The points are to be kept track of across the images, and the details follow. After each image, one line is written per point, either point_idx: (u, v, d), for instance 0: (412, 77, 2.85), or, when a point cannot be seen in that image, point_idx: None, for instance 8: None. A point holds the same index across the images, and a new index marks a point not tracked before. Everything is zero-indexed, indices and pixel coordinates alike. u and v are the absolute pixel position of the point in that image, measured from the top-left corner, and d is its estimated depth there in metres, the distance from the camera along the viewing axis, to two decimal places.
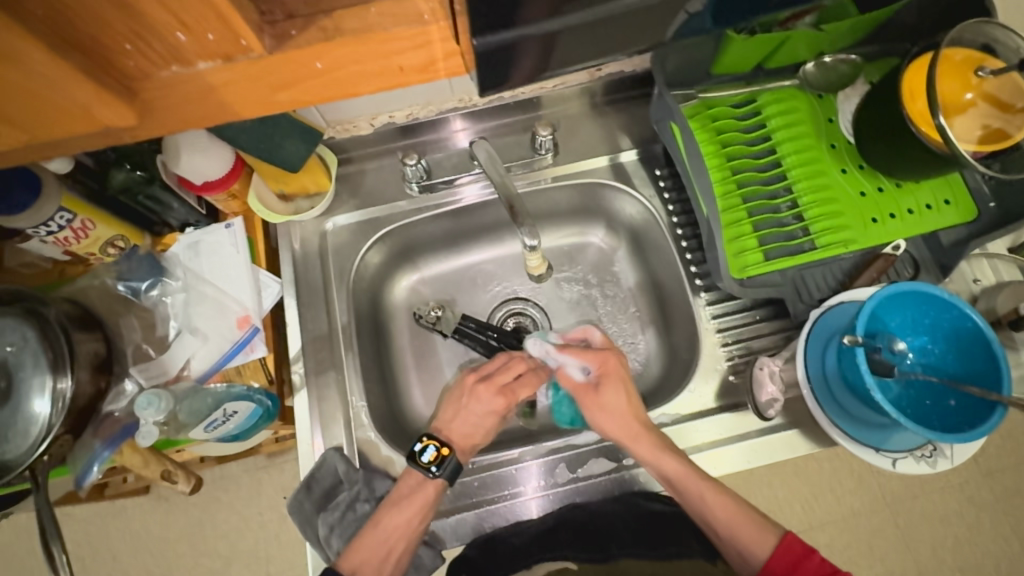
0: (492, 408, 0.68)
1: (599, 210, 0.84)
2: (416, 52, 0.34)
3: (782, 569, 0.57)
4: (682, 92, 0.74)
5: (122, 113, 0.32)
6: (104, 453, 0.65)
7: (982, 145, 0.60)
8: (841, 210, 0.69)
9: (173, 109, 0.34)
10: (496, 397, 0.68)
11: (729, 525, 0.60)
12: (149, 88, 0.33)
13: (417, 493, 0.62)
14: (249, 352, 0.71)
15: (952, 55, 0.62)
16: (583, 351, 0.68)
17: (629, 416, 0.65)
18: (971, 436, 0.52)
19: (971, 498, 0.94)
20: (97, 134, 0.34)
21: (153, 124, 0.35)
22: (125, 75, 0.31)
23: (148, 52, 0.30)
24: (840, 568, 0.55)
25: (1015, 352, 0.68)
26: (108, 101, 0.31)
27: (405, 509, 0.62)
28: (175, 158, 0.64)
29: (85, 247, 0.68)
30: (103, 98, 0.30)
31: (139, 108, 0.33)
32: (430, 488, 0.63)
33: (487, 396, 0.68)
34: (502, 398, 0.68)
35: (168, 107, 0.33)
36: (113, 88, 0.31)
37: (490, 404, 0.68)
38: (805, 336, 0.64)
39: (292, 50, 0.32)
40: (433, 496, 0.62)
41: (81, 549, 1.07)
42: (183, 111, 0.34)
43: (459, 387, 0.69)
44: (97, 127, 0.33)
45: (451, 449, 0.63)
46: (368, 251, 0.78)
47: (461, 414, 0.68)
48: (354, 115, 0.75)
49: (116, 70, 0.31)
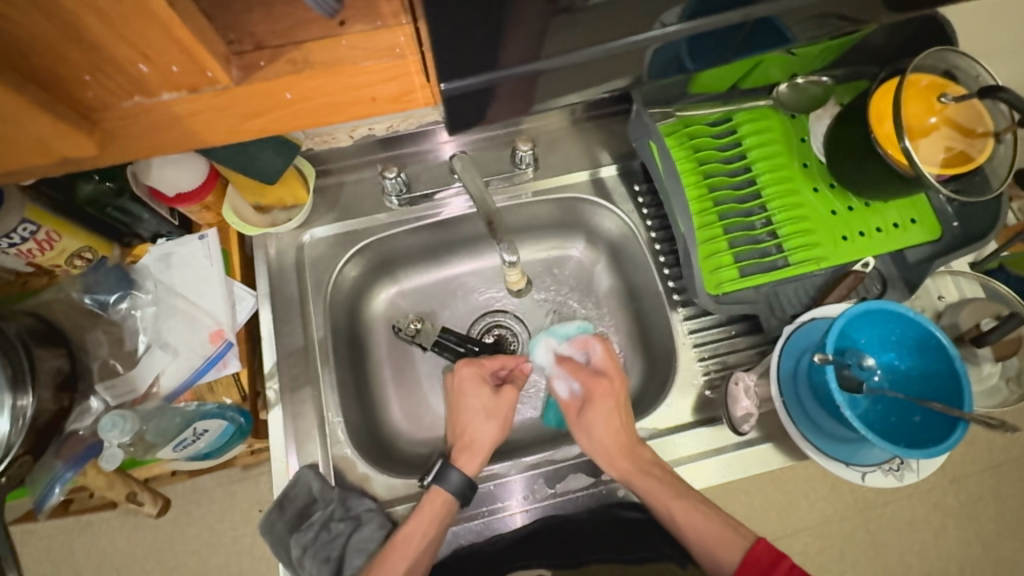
0: (497, 401, 0.68)
1: (579, 224, 0.84)
2: (388, 84, 0.34)
3: None
4: (659, 111, 0.75)
5: (82, 143, 0.32)
6: (67, 474, 0.63)
7: (945, 168, 0.63)
8: (813, 228, 0.70)
9: (136, 138, 0.33)
10: (502, 396, 0.69)
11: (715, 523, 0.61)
12: (112, 118, 0.32)
13: (425, 507, 0.62)
14: (222, 368, 0.69)
15: (917, 81, 0.64)
16: (575, 370, 0.71)
17: (622, 431, 0.66)
18: (935, 451, 0.54)
19: (937, 504, 0.97)
20: (57, 161, 0.33)
21: (117, 152, 0.34)
22: (84, 105, 0.31)
23: (109, 83, 0.30)
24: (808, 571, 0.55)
25: (976, 367, 0.71)
26: (65, 134, 0.30)
27: (417, 520, 0.62)
28: (145, 170, 0.63)
29: (50, 258, 0.66)
30: (61, 131, 0.30)
31: (100, 137, 0.33)
32: (440, 501, 0.63)
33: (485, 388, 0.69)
34: (507, 396, 0.69)
35: (130, 136, 0.33)
36: (71, 118, 0.31)
37: (485, 397, 0.68)
38: (778, 349, 0.65)
39: (261, 81, 0.32)
40: (440, 509, 0.63)
41: (43, 567, 1.03)
42: (143, 141, 0.34)
43: (455, 379, 0.70)
44: (54, 157, 0.32)
45: (446, 461, 0.64)
46: (346, 264, 0.78)
47: (465, 416, 0.68)
48: (333, 128, 0.75)
49: (76, 101, 0.30)
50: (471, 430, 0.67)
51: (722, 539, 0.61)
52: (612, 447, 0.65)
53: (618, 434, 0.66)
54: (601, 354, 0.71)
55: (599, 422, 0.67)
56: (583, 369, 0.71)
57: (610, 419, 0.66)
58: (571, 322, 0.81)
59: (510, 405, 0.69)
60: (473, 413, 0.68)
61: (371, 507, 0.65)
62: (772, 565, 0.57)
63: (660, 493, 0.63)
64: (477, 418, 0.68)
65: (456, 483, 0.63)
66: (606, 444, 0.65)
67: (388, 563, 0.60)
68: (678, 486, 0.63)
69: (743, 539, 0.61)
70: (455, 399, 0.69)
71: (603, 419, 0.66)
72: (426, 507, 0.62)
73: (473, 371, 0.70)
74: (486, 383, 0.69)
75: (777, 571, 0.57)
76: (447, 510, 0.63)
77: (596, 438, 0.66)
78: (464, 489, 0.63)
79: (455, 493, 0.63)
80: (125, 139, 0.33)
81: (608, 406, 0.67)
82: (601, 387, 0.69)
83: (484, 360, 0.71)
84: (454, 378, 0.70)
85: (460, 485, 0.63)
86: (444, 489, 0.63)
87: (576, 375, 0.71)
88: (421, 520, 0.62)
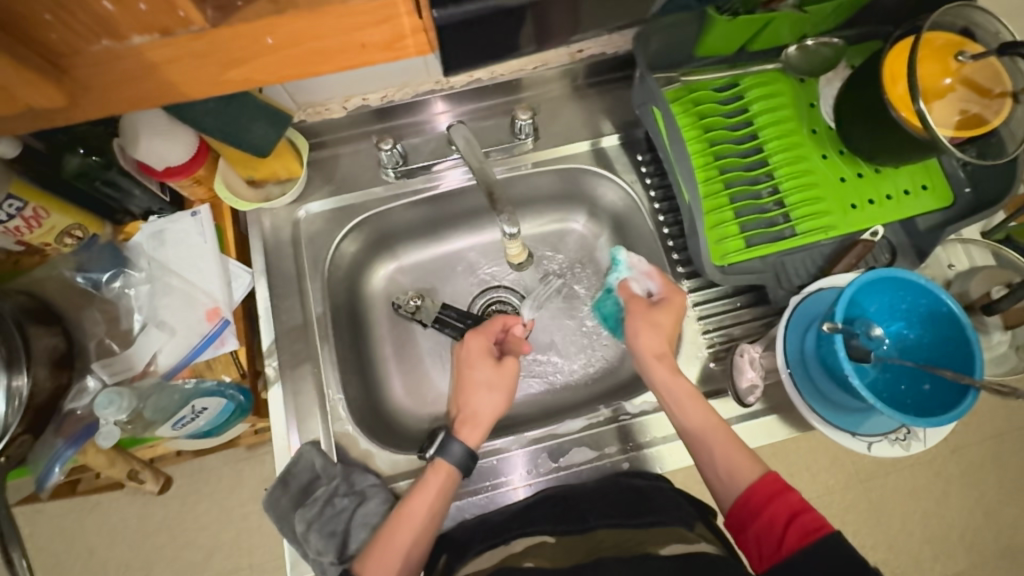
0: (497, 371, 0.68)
1: (581, 196, 0.82)
2: (377, 28, 0.33)
3: (755, 500, 0.55)
4: (664, 76, 0.72)
5: (50, 94, 0.31)
6: (68, 452, 0.62)
7: (960, 131, 0.60)
8: (822, 195, 0.69)
9: (109, 87, 0.33)
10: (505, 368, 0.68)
11: (728, 484, 0.59)
12: (80, 66, 0.31)
13: (430, 479, 0.62)
14: (220, 346, 0.68)
15: (933, 40, 0.61)
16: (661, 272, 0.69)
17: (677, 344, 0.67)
18: (944, 419, 0.53)
19: (939, 474, 0.97)
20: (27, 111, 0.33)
21: (88, 105, 0.34)
22: (52, 51, 0.30)
23: (73, 22, 0.29)
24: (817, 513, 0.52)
25: (986, 335, 0.70)
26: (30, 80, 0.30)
27: (420, 496, 0.61)
28: (133, 141, 0.60)
29: (40, 237, 0.64)
30: (25, 76, 0.30)
31: (69, 88, 0.32)
32: (443, 475, 0.62)
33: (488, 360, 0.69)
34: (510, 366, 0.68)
35: (102, 85, 0.33)
36: (37, 64, 0.30)
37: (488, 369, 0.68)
38: (784, 322, 0.64)
39: (242, 23, 0.31)
40: (445, 481, 0.62)
41: (55, 546, 1.04)
42: (117, 91, 0.33)
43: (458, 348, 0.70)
44: (21, 106, 0.32)
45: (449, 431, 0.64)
46: (343, 239, 0.76)
47: (466, 390, 0.67)
48: (326, 97, 0.72)
49: (41, 46, 0.30)
50: (472, 403, 0.67)
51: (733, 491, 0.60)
52: (654, 349, 0.65)
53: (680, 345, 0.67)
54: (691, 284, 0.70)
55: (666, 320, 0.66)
56: (673, 283, 0.70)
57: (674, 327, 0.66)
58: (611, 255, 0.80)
59: (513, 375, 0.68)
60: (477, 386, 0.67)
61: (374, 483, 0.65)
62: (778, 494, 0.55)
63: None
64: (477, 393, 0.67)
65: (457, 453, 0.63)
66: (648, 345, 0.65)
67: (390, 536, 0.59)
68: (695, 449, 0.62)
69: (758, 468, 0.58)
70: (462, 371, 0.68)
71: (673, 323, 0.66)
72: (426, 480, 0.61)
73: (482, 342, 0.70)
74: (490, 355, 0.69)
75: (783, 498, 0.54)
76: (450, 483, 0.62)
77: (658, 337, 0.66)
78: (465, 460, 0.63)
79: (457, 463, 0.63)
80: (96, 90, 0.33)
81: (678, 314, 0.67)
82: (675, 301, 0.67)
83: (487, 327, 0.71)
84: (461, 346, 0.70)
85: (462, 456, 0.63)
86: (446, 462, 0.62)
87: (664, 278, 0.69)
88: (424, 495, 0.61)
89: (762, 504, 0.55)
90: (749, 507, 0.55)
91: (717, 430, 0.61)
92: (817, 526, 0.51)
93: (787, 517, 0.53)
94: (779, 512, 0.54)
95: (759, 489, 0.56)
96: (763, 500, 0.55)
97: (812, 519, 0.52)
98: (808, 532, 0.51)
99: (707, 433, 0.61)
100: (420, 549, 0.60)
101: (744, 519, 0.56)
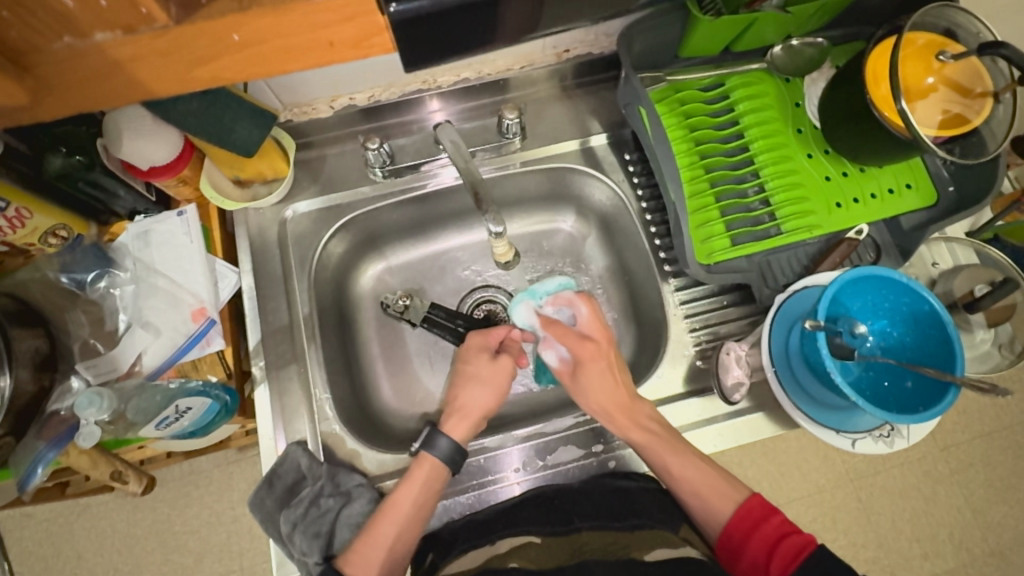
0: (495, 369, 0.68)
1: (569, 196, 0.82)
2: (346, 25, 0.34)
3: (739, 531, 0.59)
4: (649, 75, 0.73)
5: (9, 91, 0.31)
6: (50, 454, 0.61)
7: (941, 130, 0.61)
8: (806, 195, 0.69)
9: (73, 85, 0.33)
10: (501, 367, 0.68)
11: (701, 501, 0.61)
12: (43, 63, 0.32)
13: (415, 471, 0.62)
14: (206, 346, 0.68)
15: (914, 40, 0.62)
16: (564, 332, 0.69)
17: (616, 389, 0.65)
18: (926, 416, 0.54)
19: (928, 472, 0.98)
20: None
21: (52, 103, 0.34)
22: (10, 46, 0.30)
23: (30, 19, 0.28)
24: (797, 530, 0.56)
25: (969, 332, 0.70)
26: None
27: (405, 487, 0.61)
28: (116, 141, 0.60)
29: (23, 237, 0.63)
30: None
31: (31, 85, 0.32)
32: (428, 467, 0.62)
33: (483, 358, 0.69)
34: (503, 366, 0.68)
35: (65, 82, 0.33)
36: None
37: (484, 367, 0.68)
38: (769, 321, 0.64)
39: (204, 21, 0.31)
40: (430, 474, 0.62)
41: (43, 550, 1.04)
42: (81, 88, 0.33)
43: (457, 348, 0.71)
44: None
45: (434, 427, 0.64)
46: (331, 239, 0.76)
47: (460, 383, 0.68)
48: (313, 97, 0.72)
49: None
50: (465, 398, 0.67)
51: (714, 488, 0.61)
52: (610, 405, 0.64)
53: (614, 390, 0.65)
54: (586, 315, 0.69)
55: (597, 379, 0.65)
56: (571, 333, 0.69)
57: (608, 377, 0.65)
58: (552, 279, 0.77)
59: (507, 374, 0.68)
60: (470, 380, 0.68)
61: (361, 483, 0.65)
62: (760, 521, 0.58)
63: (653, 449, 0.63)
64: (471, 387, 0.67)
65: (444, 448, 0.63)
66: (603, 403, 0.65)
67: (378, 529, 0.59)
68: (670, 445, 0.63)
69: (737, 493, 0.61)
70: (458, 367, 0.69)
71: (599, 380, 0.65)
72: (414, 472, 0.62)
73: (479, 340, 0.70)
74: (486, 351, 0.69)
75: (765, 525, 0.58)
76: (438, 477, 0.62)
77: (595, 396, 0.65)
78: (453, 455, 0.63)
79: (444, 458, 0.63)
80: (61, 88, 0.33)
81: (604, 365, 0.66)
82: (589, 350, 0.67)
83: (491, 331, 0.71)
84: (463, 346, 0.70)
85: (449, 450, 0.63)
86: (430, 455, 0.62)
87: (564, 339, 0.68)
88: (409, 487, 0.61)
89: (748, 534, 0.58)
90: (734, 540, 0.59)
91: (665, 448, 0.62)
92: (801, 548, 0.55)
93: (775, 540, 0.57)
94: (766, 538, 0.57)
95: (741, 520, 0.59)
96: (748, 529, 0.58)
97: (799, 537, 0.56)
98: (794, 554, 0.55)
99: (657, 451, 0.63)
100: (406, 542, 0.60)
101: (734, 549, 0.59)
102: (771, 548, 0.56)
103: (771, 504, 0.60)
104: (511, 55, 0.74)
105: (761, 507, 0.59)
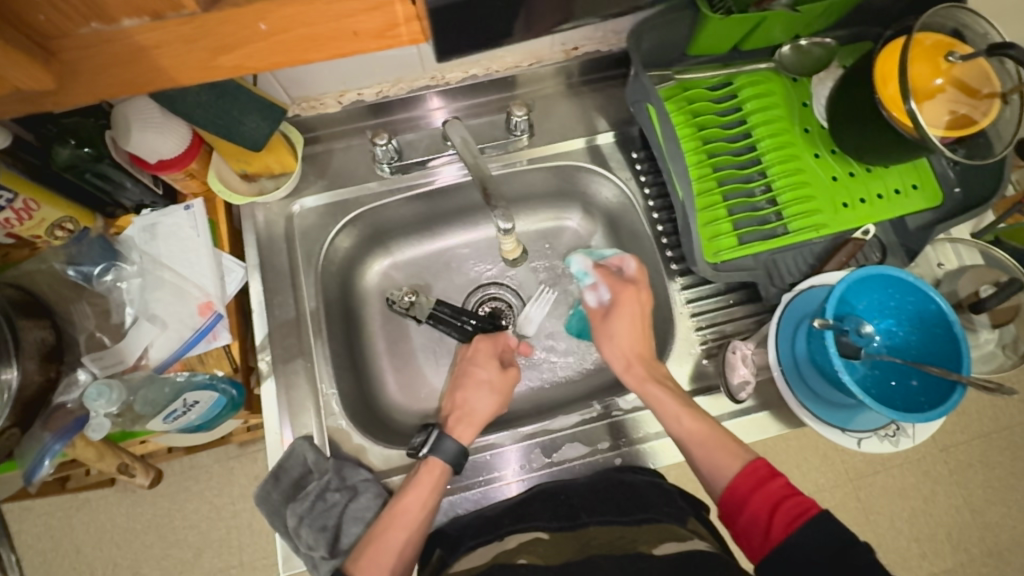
0: (494, 375, 0.69)
1: (576, 193, 0.82)
2: (371, 15, 0.37)
3: (741, 489, 0.57)
4: (658, 74, 0.73)
5: (36, 74, 0.34)
6: (57, 447, 0.62)
7: (950, 131, 0.61)
8: (813, 194, 0.69)
9: (97, 70, 0.36)
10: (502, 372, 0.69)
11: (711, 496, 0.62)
12: (69, 47, 0.35)
13: (423, 474, 0.62)
14: (213, 340, 0.68)
15: (922, 40, 0.62)
16: (608, 277, 0.71)
17: (639, 345, 0.68)
18: (932, 415, 0.54)
19: (928, 473, 0.98)
20: (15, 93, 0.36)
21: (75, 88, 0.37)
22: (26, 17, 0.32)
23: (61, 4, 0.32)
24: (801, 492, 0.55)
25: (973, 333, 0.71)
26: (19, 60, 0.33)
27: (415, 491, 0.61)
28: (125, 133, 0.59)
29: (29, 228, 0.64)
30: (14, 56, 0.32)
31: (57, 69, 0.35)
32: (437, 472, 0.62)
33: (486, 362, 0.70)
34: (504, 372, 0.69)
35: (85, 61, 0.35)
36: (26, 44, 0.33)
37: (490, 372, 0.69)
38: (775, 322, 0.64)
39: (232, 9, 0.35)
40: (438, 478, 0.62)
41: (42, 544, 1.03)
42: (106, 73, 0.36)
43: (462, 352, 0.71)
44: (12, 88, 0.35)
45: (440, 428, 0.64)
46: (338, 234, 0.76)
47: (467, 386, 0.68)
48: (320, 92, 0.72)
49: (28, 26, 0.33)
50: (479, 401, 0.67)
51: None
52: (631, 354, 0.67)
53: (640, 343, 0.68)
54: (634, 267, 0.71)
55: (623, 330, 0.68)
56: (613, 278, 0.71)
57: (634, 332, 0.68)
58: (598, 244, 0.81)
59: (513, 383, 0.69)
60: (478, 385, 0.68)
61: (366, 478, 0.65)
62: (763, 480, 0.56)
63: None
64: (477, 392, 0.67)
65: (447, 449, 0.63)
66: (626, 351, 0.68)
67: (385, 535, 0.59)
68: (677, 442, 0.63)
69: None
70: (465, 369, 0.70)
71: (628, 327, 0.68)
72: (424, 477, 0.62)
73: (489, 346, 0.71)
74: (496, 359, 0.70)
75: (768, 485, 0.56)
76: (444, 480, 0.62)
77: (618, 345, 0.68)
78: (457, 458, 0.63)
79: (449, 460, 0.63)
80: (84, 74, 0.36)
81: (634, 317, 0.68)
82: (627, 295, 0.69)
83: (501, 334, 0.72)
84: (471, 348, 0.71)
85: (455, 452, 0.63)
86: (439, 459, 0.62)
87: (608, 283, 0.71)
88: (419, 491, 0.61)
89: (751, 493, 0.56)
90: (737, 497, 0.57)
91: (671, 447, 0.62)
92: (803, 509, 0.53)
93: (775, 500, 0.55)
94: (765, 499, 0.55)
95: (745, 479, 0.57)
96: (751, 487, 0.56)
97: (801, 501, 0.54)
98: (795, 514, 0.53)
99: None
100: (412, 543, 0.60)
101: (735, 507, 0.57)
102: (771, 510, 0.54)
103: (776, 469, 0.58)
104: (519, 51, 0.74)
105: (765, 468, 0.57)
